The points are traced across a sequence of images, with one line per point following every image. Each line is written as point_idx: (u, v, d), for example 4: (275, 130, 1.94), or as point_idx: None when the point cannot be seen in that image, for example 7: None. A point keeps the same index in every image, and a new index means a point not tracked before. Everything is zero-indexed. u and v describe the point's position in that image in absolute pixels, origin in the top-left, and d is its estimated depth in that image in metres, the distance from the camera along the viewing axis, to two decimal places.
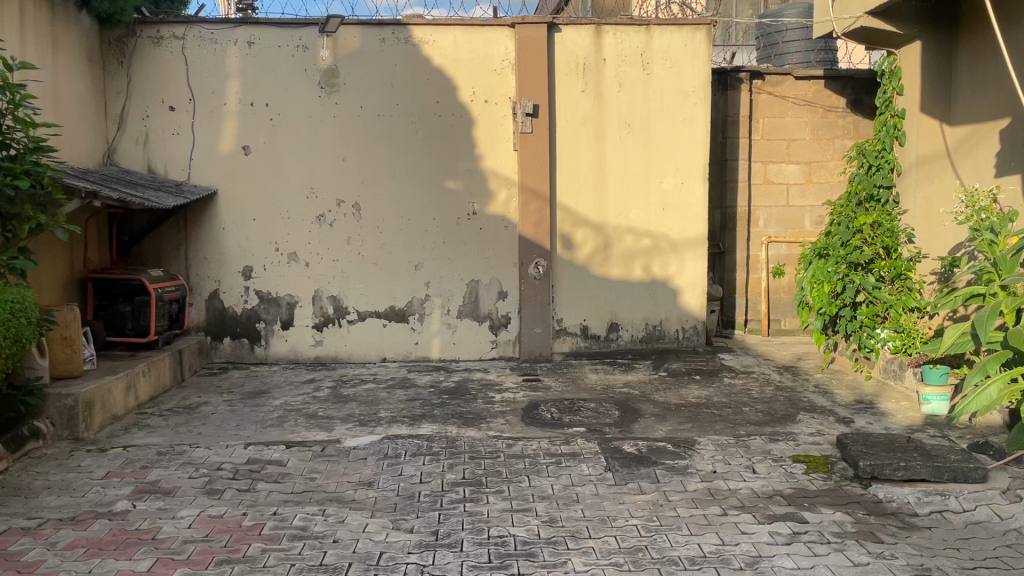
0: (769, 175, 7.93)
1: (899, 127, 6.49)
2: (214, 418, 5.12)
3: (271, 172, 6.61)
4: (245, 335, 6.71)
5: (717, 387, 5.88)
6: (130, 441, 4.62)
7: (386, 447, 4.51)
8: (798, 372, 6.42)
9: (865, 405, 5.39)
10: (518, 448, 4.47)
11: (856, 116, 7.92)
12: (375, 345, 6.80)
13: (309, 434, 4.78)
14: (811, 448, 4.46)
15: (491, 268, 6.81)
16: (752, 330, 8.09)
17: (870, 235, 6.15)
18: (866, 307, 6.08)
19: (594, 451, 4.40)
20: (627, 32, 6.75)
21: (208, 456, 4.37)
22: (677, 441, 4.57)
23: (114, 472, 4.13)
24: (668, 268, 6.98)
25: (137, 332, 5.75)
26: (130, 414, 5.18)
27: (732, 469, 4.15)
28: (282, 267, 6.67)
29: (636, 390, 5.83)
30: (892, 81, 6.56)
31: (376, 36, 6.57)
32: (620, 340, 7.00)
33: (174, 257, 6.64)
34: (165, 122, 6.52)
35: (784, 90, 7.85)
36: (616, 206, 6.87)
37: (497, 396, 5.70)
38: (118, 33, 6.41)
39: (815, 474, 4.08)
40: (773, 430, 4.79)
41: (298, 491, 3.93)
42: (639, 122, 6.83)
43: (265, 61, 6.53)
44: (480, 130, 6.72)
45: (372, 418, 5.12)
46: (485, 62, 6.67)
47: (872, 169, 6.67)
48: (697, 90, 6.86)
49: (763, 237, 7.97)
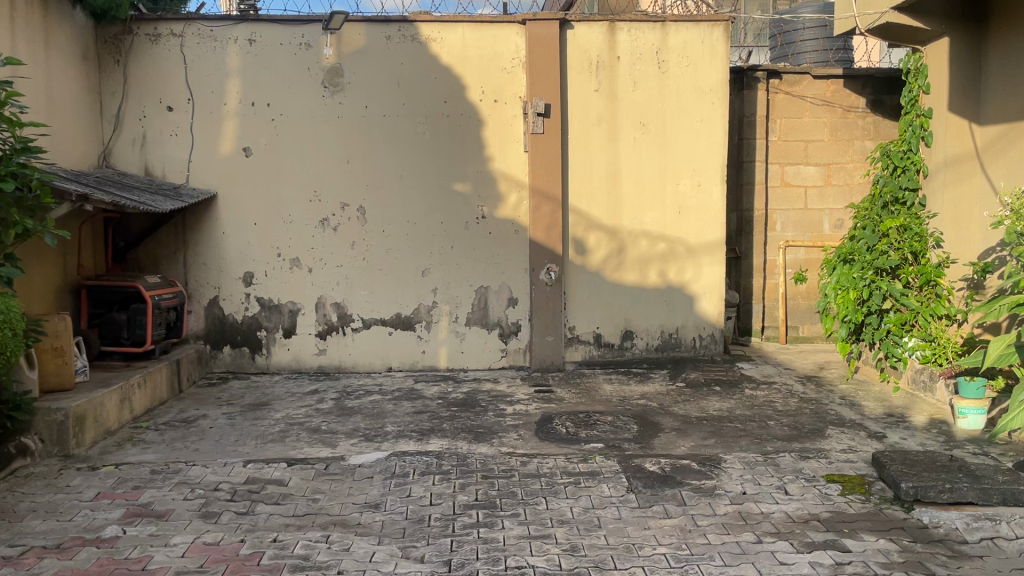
0: (787, 177, 7.67)
1: (925, 127, 6.23)
2: (212, 433, 4.87)
3: (272, 174, 6.37)
4: (245, 344, 6.46)
5: (738, 399, 5.62)
6: (123, 459, 4.37)
7: (394, 466, 4.26)
8: (821, 383, 6.14)
9: (896, 419, 5.13)
10: (534, 467, 4.22)
11: (876, 116, 7.64)
12: (381, 354, 6.55)
13: (312, 451, 4.53)
14: (845, 466, 4.19)
15: (500, 274, 6.57)
16: (769, 337, 7.82)
17: (897, 239, 5.89)
18: (894, 315, 5.82)
19: (615, 470, 4.14)
20: (641, 29, 6.50)
21: (205, 475, 4.12)
22: (702, 459, 4.31)
23: (105, 493, 3.88)
24: (685, 273, 6.73)
25: (133, 340, 5.50)
26: (124, 428, 4.93)
27: (764, 490, 3.88)
28: (284, 274, 6.43)
29: (654, 402, 5.56)
30: (919, 80, 6.29)
31: (381, 33, 6.33)
32: (634, 348, 6.74)
33: (172, 263, 6.39)
34: (163, 123, 6.28)
35: (802, 89, 7.60)
36: (631, 209, 6.62)
37: (508, 408, 5.44)
38: (114, 30, 6.18)
39: (852, 496, 3.81)
40: (802, 446, 4.53)
41: (300, 514, 3.67)
42: (654, 122, 6.58)
43: (266, 59, 6.29)
44: (490, 130, 6.47)
45: (379, 433, 4.86)
46: (494, 60, 6.43)
47: (897, 171, 6.42)
48: (714, 88, 6.60)
49: (781, 241, 7.70)
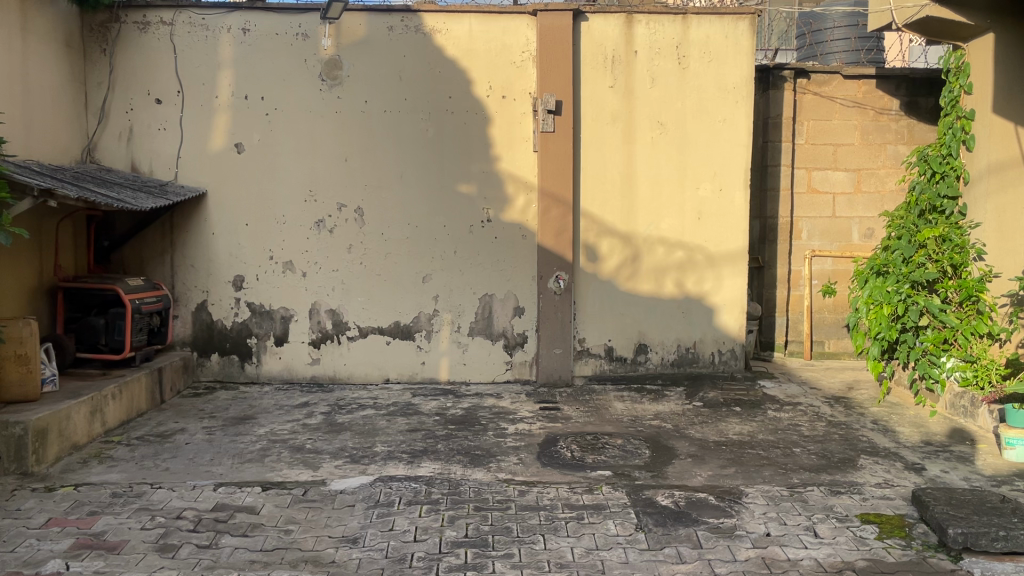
0: (814, 183, 7.22)
1: (966, 130, 5.67)
2: (187, 450, 4.49)
3: (265, 172, 6.00)
4: (234, 351, 6.09)
5: (760, 422, 5.17)
6: (84, 479, 3.99)
7: (378, 493, 3.86)
8: (851, 405, 5.66)
9: (936, 448, 4.66)
10: (533, 498, 3.80)
11: (911, 119, 7.15)
12: (378, 365, 6.16)
13: (291, 473, 4.14)
14: (882, 504, 3.74)
15: (506, 282, 6.16)
16: (793, 352, 7.36)
17: (935, 250, 5.47)
18: (932, 333, 5.34)
19: (623, 504, 3.71)
20: (661, 22, 6.09)
21: (169, 500, 3.73)
22: (720, 492, 3.88)
23: (56, 520, 3.50)
24: (704, 284, 6.28)
25: (111, 348, 5.16)
26: (93, 443, 4.56)
27: (790, 531, 3.44)
28: (276, 278, 6.06)
29: (668, 423, 5.12)
30: (960, 78, 5.75)
31: (383, 23, 5.96)
32: (648, 363, 6.30)
33: (159, 264, 6.04)
34: (151, 116, 5.94)
35: (831, 90, 7.16)
36: (646, 215, 6.19)
37: (510, 427, 5.02)
38: (100, 18, 5.84)
39: (892, 541, 3.37)
40: (832, 479, 4.08)
41: (268, 549, 3.28)
42: (673, 121, 6.16)
43: (261, 50, 5.93)
44: (497, 129, 6.07)
45: (367, 454, 4.46)
46: (504, 53, 6.04)
47: (935, 176, 5.86)
48: (738, 86, 6.16)
49: (807, 251, 7.24)
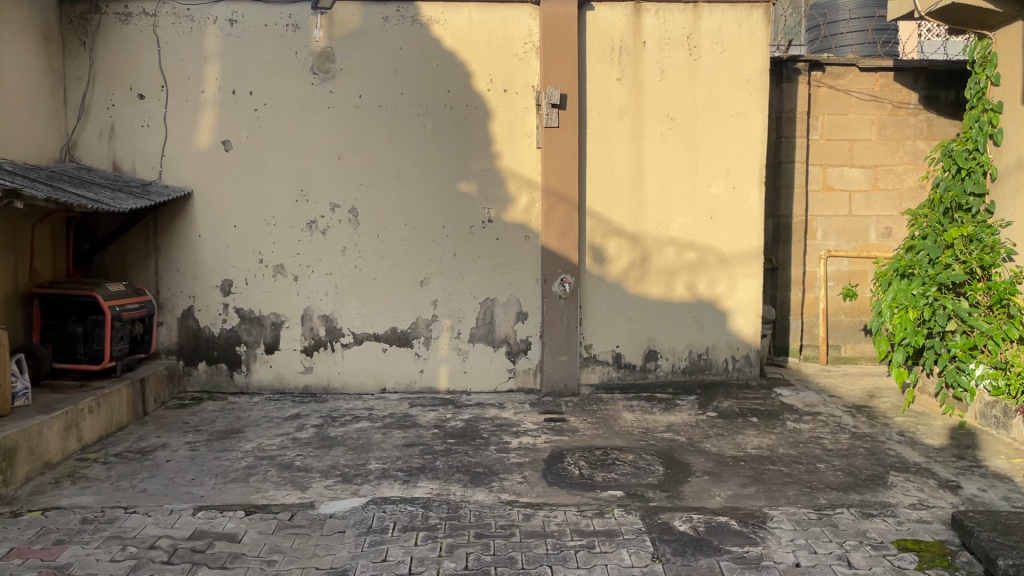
0: (829, 180, 6.91)
1: (995, 123, 5.33)
2: (168, 468, 4.20)
3: (255, 171, 5.70)
4: (223, 359, 5.79)
5: (779, 435, 4.85)
6: (53, 503, 3.69)
7: (370, 517, 3.55)
8: (874, 415, 5.35)
9: (969, 463, 4.36)
10: (538, 523, 3.49)
11: (930, 113, 6.85)
12: (374, 373, 5.85)
13: (278, 495, 3.83)
14: (920, 529, 3.43)
15: (509, 285, 5.86)
16: (808, 357, 7.06)
17: (963, 251, 5.17)
18: (961, 339, 5.02)
19: (637, 530, 3.41)
20: (671, 11, 5.78)
21: (143, 527, 3.43)
22: (743, 515, 3.57)
23: (17, 550, 3.20)
24: (716, 286, 5.98)
25: (90, 358, 4.85)
26: (67, 460, 4.26)
27: (822, 561, 3.13)
28: (267, 282, 5.76)
29: (682, 436, 4.81)
30: (987, 69, 5.44)
31: (378, 13, 5.66)
32: (659, 370, 5.99)
33: (144, 268, 5.74)
34: (134, 112, 5.64)
35: (848, 83, 6.83)
36: (656, 214, 5.88)
37: (513, 441, 4.71)
38: (80, 9, 5.54)
39: (934, 572, 3.06)
40: (862, 499, 3.78)
41: None
42: (683, 116, 5.85)
43: (249, 42, 5.63)
44: (499, 124, 5.77)
45: (360, 472, 4.16)
46: (505, 44, 5.73)
47: (961, 173, 5.52)
48: (752, 78, 5.86)
49: (822, 251, 6.93)
